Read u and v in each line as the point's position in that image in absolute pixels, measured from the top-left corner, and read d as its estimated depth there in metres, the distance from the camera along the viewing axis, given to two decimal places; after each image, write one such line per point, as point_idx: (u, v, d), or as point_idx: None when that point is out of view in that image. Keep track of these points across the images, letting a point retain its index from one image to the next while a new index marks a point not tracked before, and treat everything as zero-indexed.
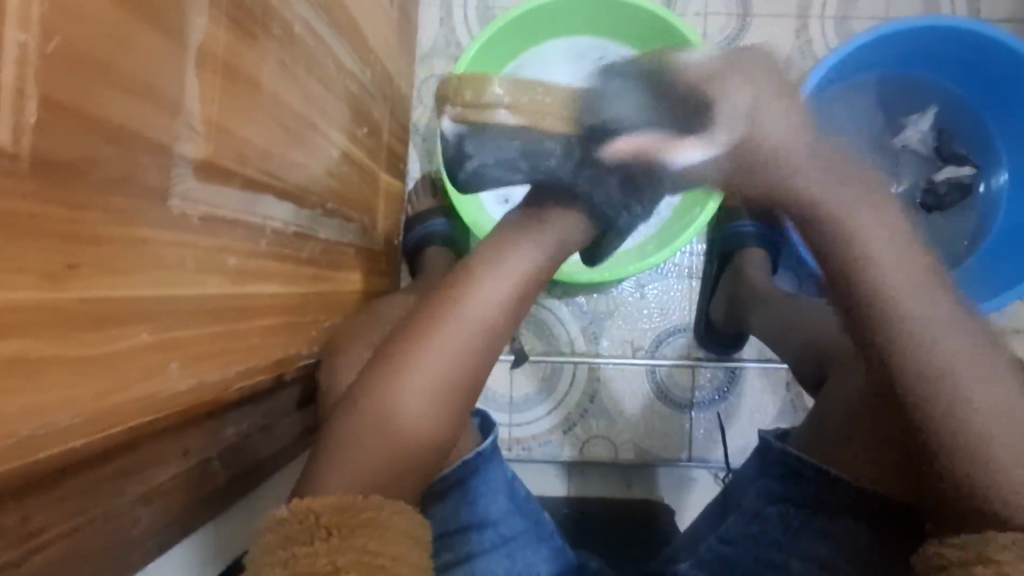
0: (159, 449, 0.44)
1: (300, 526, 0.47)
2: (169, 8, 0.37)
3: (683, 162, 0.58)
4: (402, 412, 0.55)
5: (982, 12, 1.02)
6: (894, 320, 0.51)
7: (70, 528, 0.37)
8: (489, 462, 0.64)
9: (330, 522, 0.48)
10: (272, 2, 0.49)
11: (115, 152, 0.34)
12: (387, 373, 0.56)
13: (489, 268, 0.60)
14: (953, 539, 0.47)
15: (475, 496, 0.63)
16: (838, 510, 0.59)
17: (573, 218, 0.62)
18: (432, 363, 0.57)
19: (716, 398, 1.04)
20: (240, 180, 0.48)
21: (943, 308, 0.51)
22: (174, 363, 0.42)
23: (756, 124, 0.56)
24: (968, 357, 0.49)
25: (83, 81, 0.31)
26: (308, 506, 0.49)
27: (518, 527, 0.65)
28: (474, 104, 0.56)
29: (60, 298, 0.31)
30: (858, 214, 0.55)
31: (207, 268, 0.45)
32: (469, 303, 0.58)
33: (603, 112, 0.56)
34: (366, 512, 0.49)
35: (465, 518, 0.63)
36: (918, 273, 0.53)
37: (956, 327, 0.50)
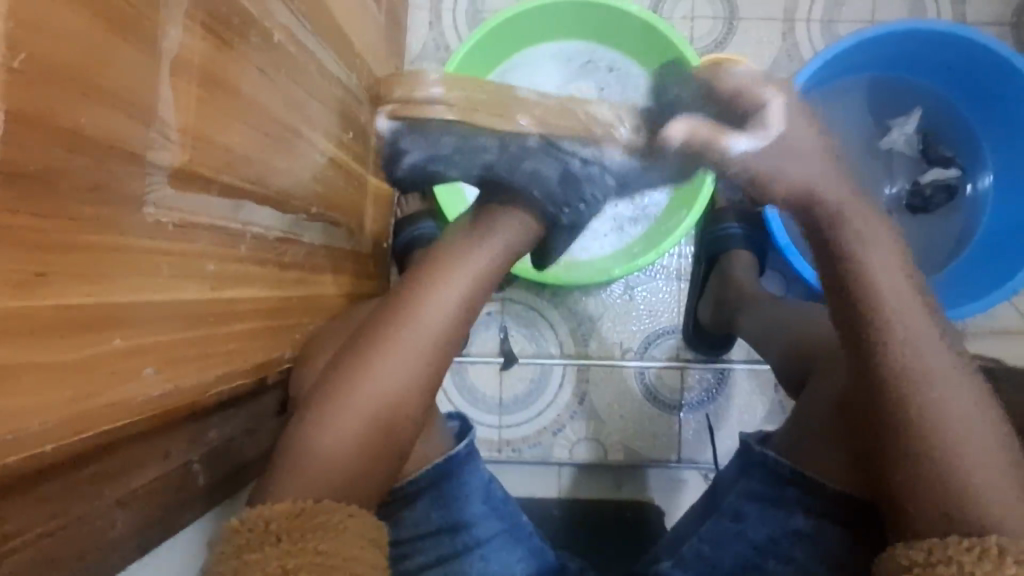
0: (136, 453, 0.44)
1: (250, 534, 0.49)
2: (141, 20, 0.38)
3: (739, 151, 0.58)
4: (369, 410, 0.57)
5: (968, 15, 1.03)
6: (875, 327, 0.55)
7: (45, 531, 0.37)
8: (465, 465, 0.65)
9: (281, 527, 0.49)
10: (250, 10, 0.50)
11: (82, 161, 0.34)
12: (356, 374, 0.58)
13: (449, 259, 0.62)
14: (916, 543, 0.48)
15: (450, 499, 0.64)
16: (813, 511, 0.60)
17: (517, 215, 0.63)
18: (386, 367, 0.58)
19: (704, 400, 1.05)
20: (217, 187, 0.48)
21: (923, 327, 0.54)
22: (148, 368, 0.42)
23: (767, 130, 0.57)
24: (941, 371, 0.53)
25: (50, 93, 0.31)
26: (259, 514, 0.50)
27: (494, 529, 0.66)
28: (410, 101, 0.59)
29: (28, 306, 0.32)
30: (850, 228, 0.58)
31: (183, 274, 0.45)
32: (430, 303, 0.60)
33: (545, 112, 0.60)
34: (319, 514, 0.51)
35: (438, 521, 0.63)
36: (903, 290, 0.56)
37: (936, 344, 0.54)
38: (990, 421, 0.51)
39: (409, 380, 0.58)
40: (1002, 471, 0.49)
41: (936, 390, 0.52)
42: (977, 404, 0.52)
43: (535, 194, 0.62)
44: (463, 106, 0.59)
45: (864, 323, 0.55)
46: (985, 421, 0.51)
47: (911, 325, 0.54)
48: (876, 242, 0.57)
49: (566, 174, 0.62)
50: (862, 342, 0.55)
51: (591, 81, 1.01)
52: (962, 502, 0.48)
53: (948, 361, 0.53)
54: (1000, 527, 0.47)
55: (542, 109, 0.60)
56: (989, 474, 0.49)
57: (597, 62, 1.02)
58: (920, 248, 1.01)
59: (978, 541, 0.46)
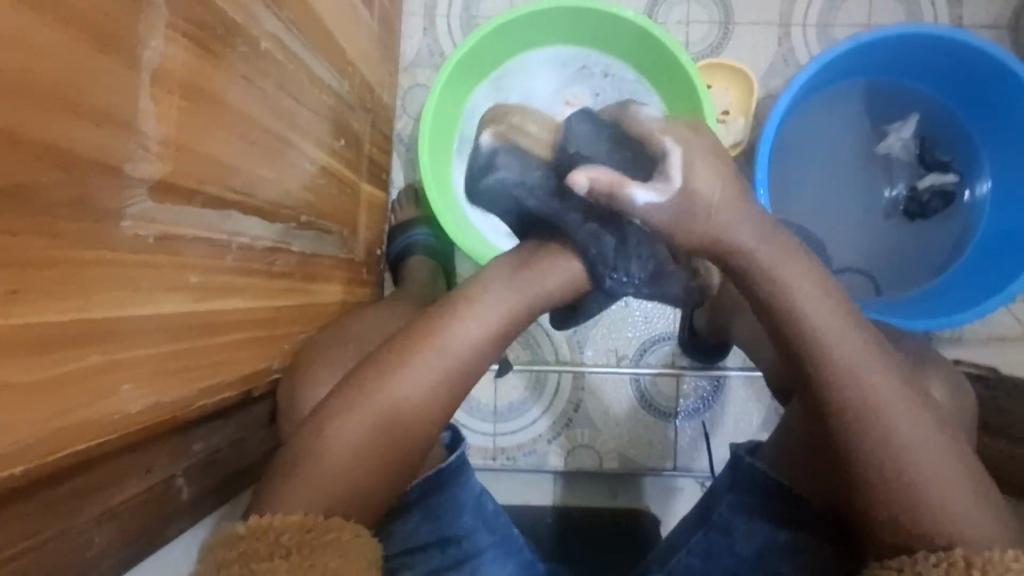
0: (115, 468, 0.44)
1: (258, 543, 0.47)
2: (120, 32, 0.37)
3: (641, 203, 0.54)
4: (381, 423, 0.56)
5: (965, 18, 1.02)
6: (814, 351, 0.55)
7: (21, 550, 0.37)
8: (456, 479, 0.64)
9: (291, 540, 0.48)
10: (236, 20, 0.49)
11: (58, 176, 0.34)
12: (358, 393, 0.57)
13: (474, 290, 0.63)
14: (890, 562, 0.50)
15: (440, 512, 0.63)
16: (790, 522, 0.62)
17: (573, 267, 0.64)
18: (408, 387, 0.57)
19: (700, 408, 1.04)
20: (201, 199, 0.48)
21: (861, 353, 0.54)
22: (128, 384, 0.42)
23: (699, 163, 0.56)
24: (888, 391, 0.53)
25: (23, 108, 0.31)
26: (269, 524, 0.49)
27: (486, 542, 0.65)
28: (513, 125, 0.63)
29: (2, 323, 0.31)
30: (780, 266, 0.57)
31: (165, 287, 0.45)
32: (465, 330, 0.60)
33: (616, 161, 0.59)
34: (328, 533, 0.50)
35: (426, 536, 0.63)
36: (838, 319, 0.56)
37: (877, 368, 0.54)
38: (935, 438, 0.52)
39: (426, 398, 0.58)
40: (960, 483, 0.51)
41: (882, 412, 0.52)
42: (922, 421, 0.53)
43: (590, 250, 0.62)
44: (544, 142, 0.62)
45: (806, 352, 0.55)
46: (934, 437, 0.52)
47: (849, 351, 0.54)
48: (798, 270, 0.57)
49: (622, 239, 0.62)
50: (808, 371, 0.56)
51: (585, 86, 1.01)
52: (924, 515, 0.50)
53: (891, 386, 0.53)
54: (954, 534, 0.49)
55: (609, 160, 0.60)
56: (947, 485, 0.51)
57: (592, 66, 1.01)
58: (911, 255, 1.02)
59: (945, 555, 0.47)
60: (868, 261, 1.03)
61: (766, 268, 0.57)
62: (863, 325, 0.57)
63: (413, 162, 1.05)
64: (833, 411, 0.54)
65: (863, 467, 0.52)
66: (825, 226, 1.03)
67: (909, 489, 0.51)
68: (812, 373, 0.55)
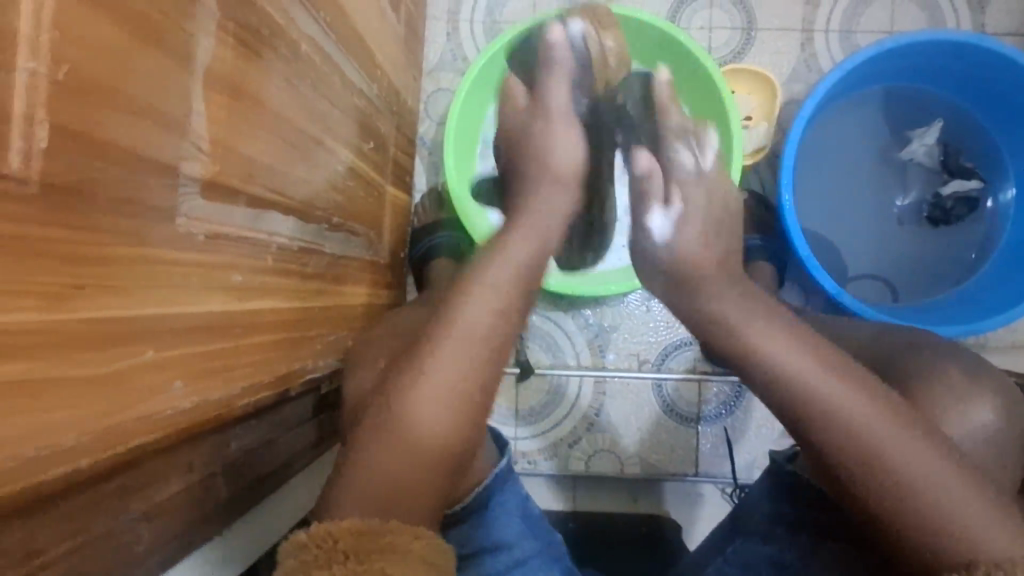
0: (160, 467, 0.44)
1: (319, 551, 0.46)
2: (176, 30, 0.38)
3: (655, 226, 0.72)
4: (413, 426, 0.55)
5: (987, 26, 1.02)
6: (804, 392, 0.56)
7: (70, 548, 0.37)
8: (502, 485, 0.64)
9: (350, 546, 0.46)
10: (279, 21, 0.50)
11: (118, 172, 0.34)
12: (400, 402, 0.56)
13: (498, 257, 0.64)
14: None
15: (490, 519, 0.63)
16: (822, 534, 0.63)
17: (558, 88, 0.75)
18: (442, 371, 0.57)
19: (722, 413, 1.04)
20: (244, 199, 0.48)
21: (834, 389, 0.55)
22: (177, 382, 0.42)
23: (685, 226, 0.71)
24: (887, 428, 0.53)
25: (88, 106, 0.31)
26: (329, 530, 0.47)
27: (532, 549, 0.65)
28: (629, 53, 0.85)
29: (63, 319, 0.31)
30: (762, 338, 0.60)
31: (212, 286, 0.45)
32: (469, 312, 0.60)
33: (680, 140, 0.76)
34: (385, 535, 0.48)
35: (479, 543, 0.63)
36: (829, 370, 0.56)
37: (863, 409, 0.54)
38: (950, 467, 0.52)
39: (449, 394, 0.57)
40: (976, 497, 0.51)
41: (868, 433, 0.53)
42: (913, 437, 0.53)
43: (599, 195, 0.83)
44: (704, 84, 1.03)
45: (787, 391, 0.57)
46: (930, 454, 0.52)
47: (834, 397, 0.55)
48: (769, 337, 0.60)
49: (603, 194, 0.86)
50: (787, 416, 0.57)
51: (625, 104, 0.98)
52: (946, 533, 0.50)
53: (870, 412, 0.54)
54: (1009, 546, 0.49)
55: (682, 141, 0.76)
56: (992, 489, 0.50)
57: None
58: (932, 264, 1.02)
59: None
60: (892, 270, 1.02)
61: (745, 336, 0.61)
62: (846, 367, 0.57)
63: (435, 165, 1.06)
64: (824, 437, 0.55)
65: (868, 484, 0.53)
66: (845, 236, 1.03)
67: (927, 510, 0.51)
68: (792, 408, 0.57)
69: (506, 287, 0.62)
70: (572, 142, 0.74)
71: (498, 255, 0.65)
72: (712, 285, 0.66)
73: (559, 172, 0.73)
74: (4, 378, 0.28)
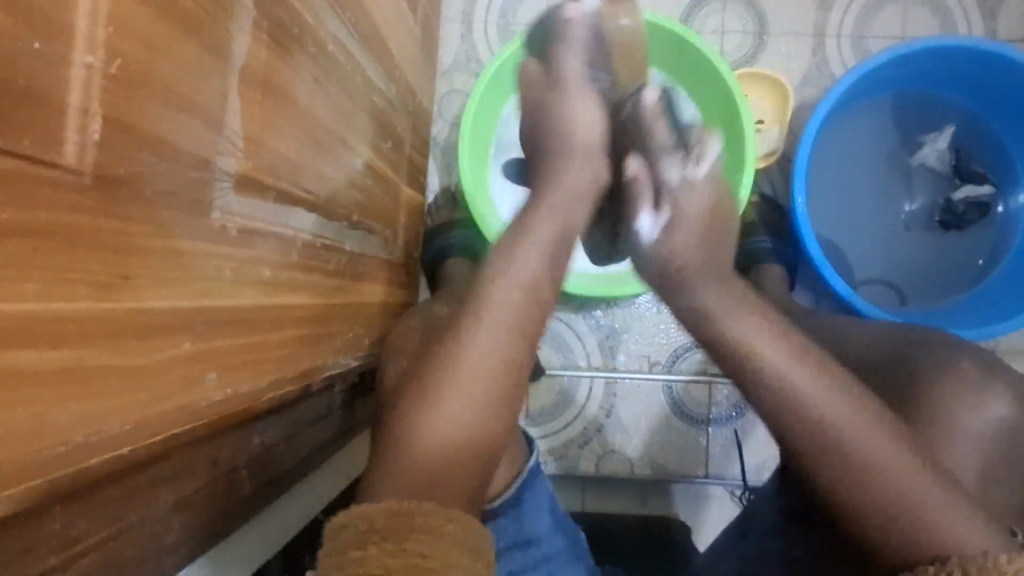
0: (189, 459, 0.44)
1: (355, 532, 0.46)
2: (216, 26, 0.39)
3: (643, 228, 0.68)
4: (442, 419, 0.56)
5: (999, 31, 1.03)
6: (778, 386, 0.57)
7: (106, 537, 0.37)
8: (534, 478, 0.66)
9: (383, 526, 0.46)
10: (308, 21, 0.51)
11: (161, 165, 0.35)
12: (435, 388, 0.58)
13: (525, 235, 0.66)
14: None
15: (525, 511, 0.64)
16: None
17: (568, 56, 0.70)
18: (475, 367, 0.59)
19: (733, 415, 1.04)
20: (273, 194, 0.49)
21: (804, 383, 0.56)
22: (210, 374, 0.42)
23: (683, 197, 0.67)
24: (867, 428, 0.54)
25: (137, 99, 0.32)
26: (364, 511, 0.47)
27: (559, 545, 0.66)
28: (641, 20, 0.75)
29: (110, 308, 0.32)
30: (739, 320, 0.61)
31: (244, 281, 0.46)
32: (499, 289, 0.62)
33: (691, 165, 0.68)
34: (421, 516, 0.47)
35: (512, 536, 0.63)
36: (793, 344, 0.58)
37: (845, 402, 0.55)
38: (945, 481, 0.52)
39: (466, 390, 0.58)
40: (939, 498, 0.51)
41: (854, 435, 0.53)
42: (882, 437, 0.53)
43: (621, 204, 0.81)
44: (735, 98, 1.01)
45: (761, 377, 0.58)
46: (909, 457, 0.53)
47: (808, 390, 0.55)
48: (738, 316, 0.61)
49: None
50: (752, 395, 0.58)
51: None
52: (931, 528, 0.50)
53: (836, 399, 0.55)
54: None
55: (688, 166, 0.68)
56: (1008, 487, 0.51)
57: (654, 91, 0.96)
58: (941, 268, 1.02)
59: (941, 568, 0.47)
60: (901, 274, 1.03)
61: (724, 323, 0.61)
62: (816, 354, 0.58)
63: (448, 165, 1.06)
64: (795, 424, 0.55)
65: (830, 478, 0.54)
66: (855, 239, 1.03)
67: (909, 515, 0.51)
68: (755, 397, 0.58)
69: (533, 269, 0.64)
70: (593, 114, 0.70)
71: (521, 236, 0.66)
72: (696, 281, 0.65)
73: (583, 144, 0.70)
74: (52, 366, 0.29)
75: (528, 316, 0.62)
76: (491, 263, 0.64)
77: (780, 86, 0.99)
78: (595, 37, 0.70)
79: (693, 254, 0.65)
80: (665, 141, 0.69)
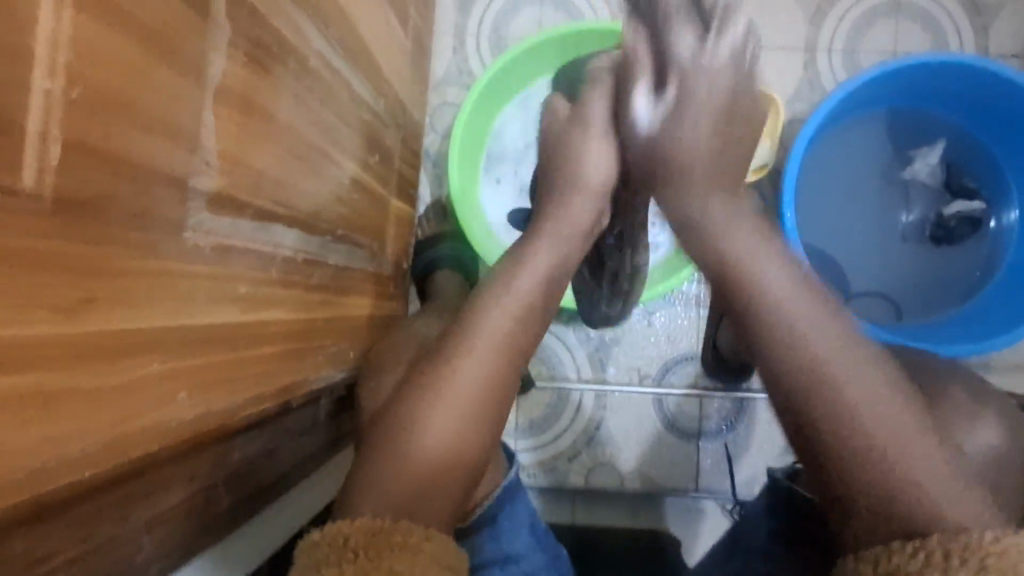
0: (164, 476, 0.44)
1: (330, 548, 0.46)
2: (189, 46, 0.39)
3: (637, 101, 0.65)
4: (422, 435, 0.56)
5: (990, 47, 1.03)
6: (800, 372, 0.54)
7: (75, 556, 0.37)
8: (513, 496, 0.66)
9: (359, 544, 0.46)
10: (289, 38, 0.51)
11: (130, 187, 0.35)
12: (415, 409, 0.57)
13: (521, 263, 0.67)
14: (864, 556, 0.45)
15: (503, 529, 0.64)
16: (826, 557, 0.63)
17: (591, 99, 0.69)
18: (457, 385, 0.59)
19: (723, 429, 1.03)
20: (251, 213, 0.49)
21: (819, 336, 0.56)
22: (182, 394, 0.42)
23: (685, 123, 0.64)
24: (892, 415, 0.52)
25: (103, 122, 0.32)
26: (339, 529, 0.47)
27: (539, 563, 0.66)
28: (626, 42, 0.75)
29: (73, 331, 0.32)
30: (784, 297, 0.59)
31: (220, 299, 0.46)
32: (491, 316, 0.63)
33: (711, 46, 0.62)
34: (396, 535, 0.47)
35: (491, 553, 0.63)
36: (827, 323, 0.57)
37: (871, 388, 0.53)
38: None
39: (449, 409, 0.58)
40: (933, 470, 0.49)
41: (866, 426, 0.51)
42: (904, 423, 0.51)
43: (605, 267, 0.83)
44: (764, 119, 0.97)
45: (794, 355, 0.55)
46: (925, 458, 0.49)
47: (835, 367, 0.54)
48: (778, 272, 0.60)
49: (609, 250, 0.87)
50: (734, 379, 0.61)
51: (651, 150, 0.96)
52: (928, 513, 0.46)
53: (863, 386, 0.53)
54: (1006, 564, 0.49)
55: (704, 48, 0.62)
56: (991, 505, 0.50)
57: None
58: (933, 283, 1.02)
59: (922, 544, 0.43)
60: (894, 288, 1.03)
61: (766, 305, 0.59)
62: (850, 329, 0.57)
63: (439, 177, 1.07)
64: (787, 377, 0.55)
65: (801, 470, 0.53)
66: (848, 253, 1.03)
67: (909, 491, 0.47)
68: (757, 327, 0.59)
69: (528, 300, 0.65)
70: (604, 148, 0.69)
71: (522, 265, 0.67)
72: (741, 262, 0.61)
73: (592, 181, 0.69)
74: (12, 390, 0.29)
75: (511, 333, 0.63)
76: (490, 280, 0.66)
77: (766, 97, 0.98)
78: (615, 76, 0.68)
79: (713, 218, 0.64)
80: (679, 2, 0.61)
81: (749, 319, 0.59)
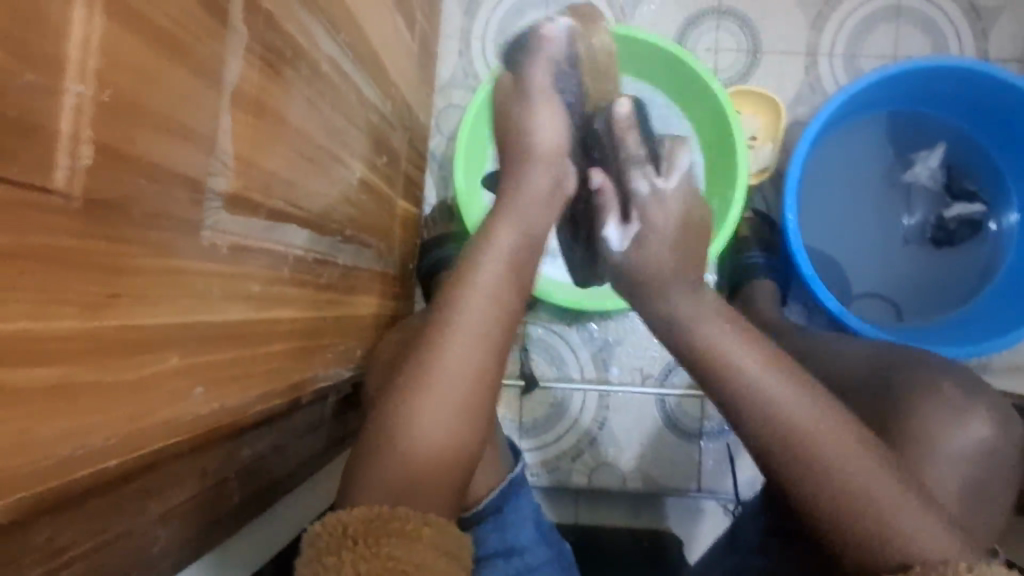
0: (179, 470, 0.45)
1: (330, 537, 0.47)
2: (207, 52, 0.40)
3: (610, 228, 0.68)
4: (419, 428, 0.57)
5: (990, 52, 1.04)
6: (754, 407, 0.56)
7: (90, 547, 0.38)
8: (518, 489, 0.67)
9: (358, 531, 0.47)
10: (301, 43, 0.52)
11: (150, 189, 0.36)
12: (408, 402, 0.58)
13: (484, 248, 0.66)
14: None
15: (506, 522, 0.65)
16: None
17: (533, 61, 0.68)
18: (448, 377, 0.60)
19: (725, 429, 1.04)
20: (265, 212, 0.50)
21: (772, 380, 0.57)
22: (198, 389, 0.44)
23: (652, 216, 0.65)
24: (854, 452, 0.54)
25: (126, 126, 0.34)
26: (339, 518, 0.48)
27: (543, 557, 0.66)
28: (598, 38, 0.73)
29: (97, 326, 0.33)
30: (712, 328, 0.61)
31: (234, 297, 0.47)
32: (466, 301, 0.63)
33: (668, 168, 0.66)
34: (395, 521, 0.48)
35: (494, 545, 0.64)
36: (763, 352, 0.59)
37: (824, 422, 0.55)
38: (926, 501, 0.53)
39: (443, 402, 0.59)
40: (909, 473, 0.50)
41: (822, 458, 0.53)
42: (861, 453, 0.54)
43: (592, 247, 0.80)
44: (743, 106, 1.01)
45: (742, 386, 0.57)
46: (883, 476, 0.53)
47: (786, 403, 0.55)
48: (713, 319, 0.61)
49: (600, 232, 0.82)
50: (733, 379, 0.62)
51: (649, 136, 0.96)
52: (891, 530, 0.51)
53: (820, 424, 0.54)
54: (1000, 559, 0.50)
55: (664, 175, 0.66)
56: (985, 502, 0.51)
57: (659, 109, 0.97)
58: (934, 286, 1.03)
59: None
60: (894, 290, 1.03)
61: (698, 328, 0.61)
62: (786, 365, 0.58)
63: (445, 178, 1.08)
64: (747, 404, 0.57)
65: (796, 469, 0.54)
66: (849, 255, 1.04)
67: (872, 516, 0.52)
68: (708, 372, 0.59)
69: (497, 281, 0.65)
70: (557, 129, 0.68)
71: (484, 248, 0.66)
72: (671, 284, 0.64)
73: (547, 154, 0.69)
74: (39, 383, 0.30)
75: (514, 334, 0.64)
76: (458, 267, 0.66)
77: (764, 98, 1.00)
78: (563, 60, 0.67)
79: (660, 259, 0.64)
80: (634, 152, 0.66)
81: (691, 358, 0.61)
